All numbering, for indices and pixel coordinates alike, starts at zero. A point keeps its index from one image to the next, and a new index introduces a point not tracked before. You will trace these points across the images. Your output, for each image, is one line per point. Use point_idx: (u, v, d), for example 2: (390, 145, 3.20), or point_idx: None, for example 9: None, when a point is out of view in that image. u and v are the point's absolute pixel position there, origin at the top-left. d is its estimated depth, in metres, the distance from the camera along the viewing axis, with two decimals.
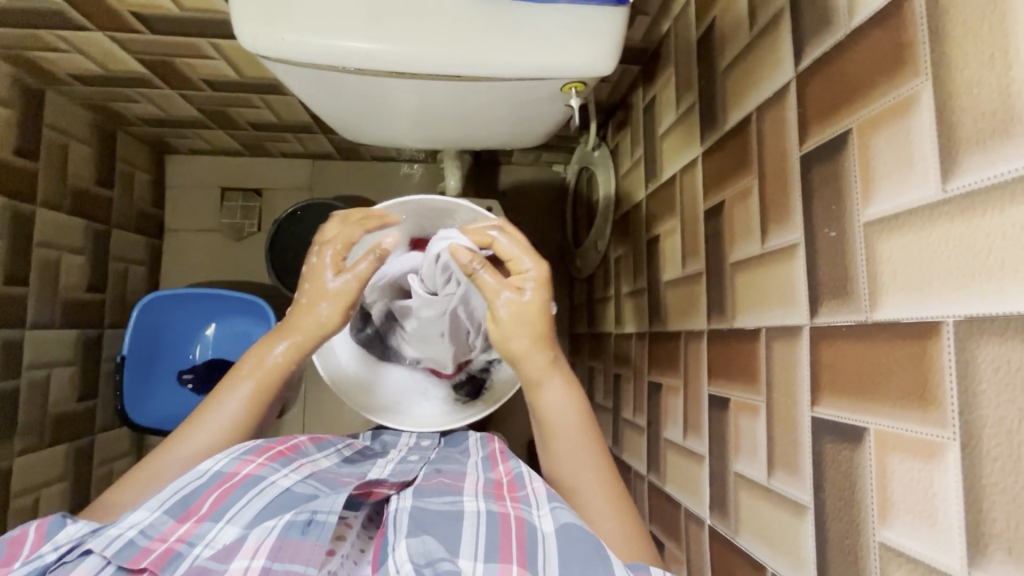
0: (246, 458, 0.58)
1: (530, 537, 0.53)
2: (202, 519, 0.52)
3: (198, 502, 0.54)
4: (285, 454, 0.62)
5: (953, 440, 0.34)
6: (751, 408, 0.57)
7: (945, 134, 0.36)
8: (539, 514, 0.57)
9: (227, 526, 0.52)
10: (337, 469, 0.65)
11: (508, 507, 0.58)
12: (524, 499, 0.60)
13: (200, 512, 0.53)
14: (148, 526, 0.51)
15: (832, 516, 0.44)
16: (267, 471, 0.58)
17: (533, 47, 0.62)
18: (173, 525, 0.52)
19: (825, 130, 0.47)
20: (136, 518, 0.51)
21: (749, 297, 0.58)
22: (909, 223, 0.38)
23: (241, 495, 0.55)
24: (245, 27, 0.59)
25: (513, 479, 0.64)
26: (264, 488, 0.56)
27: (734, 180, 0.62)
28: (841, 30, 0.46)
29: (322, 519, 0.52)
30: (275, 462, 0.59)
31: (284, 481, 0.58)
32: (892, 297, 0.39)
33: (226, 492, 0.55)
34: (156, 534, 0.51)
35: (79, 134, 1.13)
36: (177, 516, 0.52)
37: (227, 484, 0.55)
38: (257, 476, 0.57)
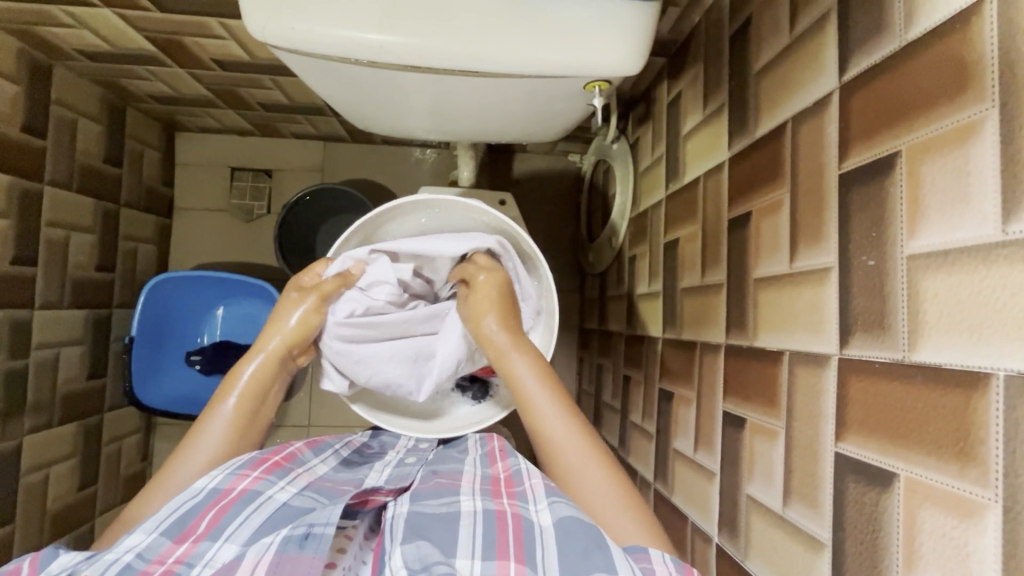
0: (241, 473, 0.59)
1: (528, 532, 0.52)
2: (199, 539, 0.52)
3: (195, 521, 0.54)
4: (280, 465, 0.63)
5: (996, 503, 0.32)
6: (768, 432, 0.55)
7: (1010, 170, 0.32)
8: (536, 510, 0.56)
9: (225, 544, 0.51)
10: (334, 475, 0.67)
11: (505, 504, 0.57)
12: (520, 495, 0.59)
13: (198, 532, 0.53)
14: (145, 549, 0.50)
15: (852, 557, 0.43)
16: (263, 485, 0.59)
17: (556, 44, 0.58)
18: (171, 547, 0.51)
19: (870, 150, 0.43)
20: (132, 542, 0.50)
21: (773, 317, 0.55)
22: (960, 262, 0.35)
23: (238, 511, 0.55)
24: (253, 15, 0.56)
25: (510, 475, 0.64)
26: (261, 503, 0.57)
27: (763, 191, 0.59)
28: (895, 41, 0.42)
29: (319, 532, 0.51)
30: (271, 475, 0.61)
31: (280, 495, 0.59)
32: (934, 341, 0.37)
33: (223, 509, 0.55)
34: (154, 556, 0.50)
35: (87, 111, 1.11)
36: (175, 537, 0.52)
37: (224, 501, 0.56)
38: (253, 491, 0.58)
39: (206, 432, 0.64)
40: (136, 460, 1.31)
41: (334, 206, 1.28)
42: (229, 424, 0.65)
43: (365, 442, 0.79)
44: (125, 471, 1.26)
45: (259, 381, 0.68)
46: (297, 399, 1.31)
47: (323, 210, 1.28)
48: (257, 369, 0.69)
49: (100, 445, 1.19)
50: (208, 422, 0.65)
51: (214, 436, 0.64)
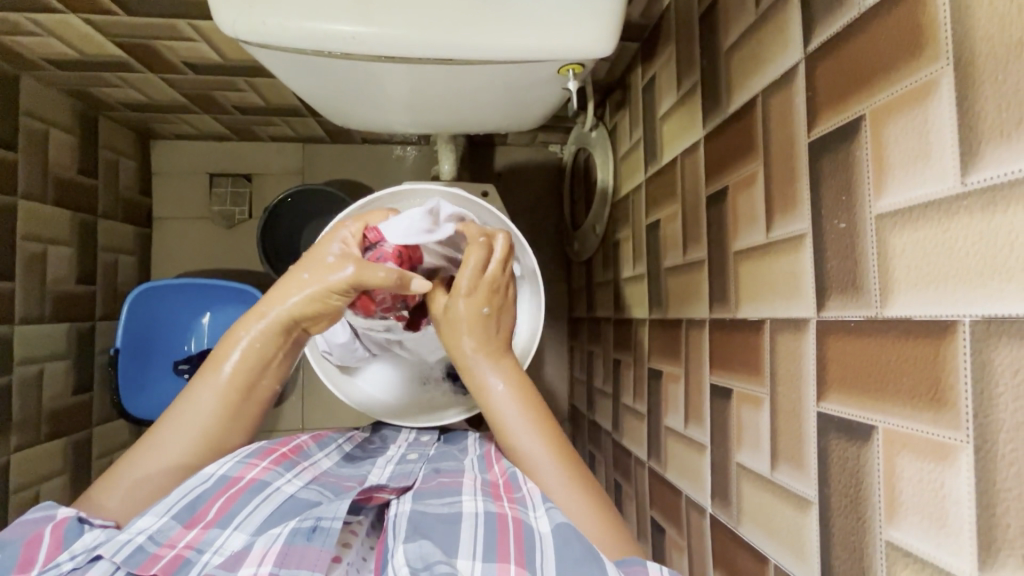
0: (251, 463, 0.60)
1: (527, 535, 0.53)
2: (209, 525, 0.53)
3: (204, 508, 0.54)
4: (288, 457, 0.64)
5: (967, 443, 0.33)
6: (755, 400, 0.56)
7: (967, 124, 0.34)
8: (535, 515, 0.56)
9: (235, 533, 0.52)
10: (338, 470, 0.67)
11: (506, 507, 0.58)
12: (520, 500, 0.59)
13: (207, 519, 0.53)
14: (156, 532, 0.51)
15: (837, 512, 0.44)
16: (271, 476, 0.60)
17: (528, 29, 0.59)
18: (181, 531, 0.52)
19: (836, 116, 0.45)
20: (143, 524, 0.51)
21: (754, 287, 0.57)
22: (923, 217, 0.37)
23: (246, 502, 0.55)
24: (222, 10, 0.56)
25: (508, 479, 0.63)
26: (269, 495, 0.57)
27: (738, 166, 0.60)
28: (855, 9, 0.43)
29: (326, 526, 0.52)
30: (279, 467, 0.61)
31: (287, 487, 0.59)
32: (903, 295, 0.38)
33: (232, 498, 0.55)
34: (165, 539, 0.51)
35: (59, 121, 1.09)
36: (185, 521, 0.53)
37: (233, 489, 0.56)
38: (262, 481, 0.58)
39: (196, 396, 0.61)
40: None
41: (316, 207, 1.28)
42: (221, 395, 0.61)
43: (366, 438, 0.79)
44: None
45: (252, 351, 0.62)
46: (289, 403, 1.31)
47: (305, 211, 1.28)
48: (251, 342, 0.62)
49: (90, 460, 1.17)
50: (198, 387, 0.61)
51: (202, 401, 0.61)
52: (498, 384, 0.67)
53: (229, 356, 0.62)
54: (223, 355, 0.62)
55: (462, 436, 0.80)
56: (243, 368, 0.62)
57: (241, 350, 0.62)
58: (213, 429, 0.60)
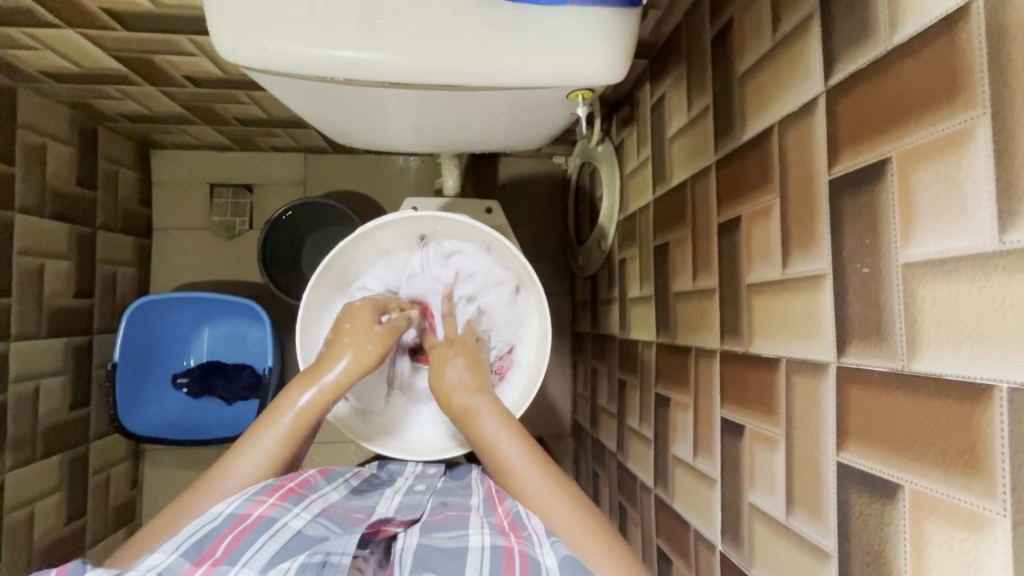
0: (258, 499, 0.59)
1: (532, 573, 0.50)
2: (218, 562, 0.51)
3: (214, 544, 0.53)
4: (295, 492, 0.62)
5: (1004, 516, 0.31)
6: (768, 440, 0.54)
7: (1005, 178, 0.32)
8: (541, 551, 0.53)
9: (244, 570, 0.50)
10: (346, 502, 0.67)
11: (513, 541, 0.55)
12: (527, 538, 0.56)
13: (216, 556, 0.52)
14: (166, 568, 0.50)
15: (859, 568, 0.42)
16: (279, 511, 0.58)
17: (537, 55, 0.57)
18: (189, 568, 0.50)
19: (860, 156, 0.43)
20: (154, 561, 0.50)
21: (768, 323, 0.55)
22: (956, 271, 0.35)
23: (255, 538, 0.54)
24: (222, 35, 0.54)
25: (512, 521, 0.60)
26: (278, 530, 0.56)
27: (753, 196, 0.58)
28: (882, 44, 0.41)
29: (336, 561, 0.52)
30: (286, 502, 0.60)
31: (295, 522, 0.58)
32: (933, 350, 0.36)
33: (240, 535, 0.54)
34: None
35: (58, 134, 1.08)
36: (193, 559, 0.51)
37: (241, 526, 0.55)
38: (269, 517, 0.57)
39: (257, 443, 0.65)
40: (126, 487, 1.27)
41: (317, 219, 1.26)
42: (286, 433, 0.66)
43: (371, 473, 0.79)
44: (114, 501, 1.23)
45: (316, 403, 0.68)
46: None
47: (305, 223, 1.26)
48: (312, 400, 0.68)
49: (86, 475, 1.15)
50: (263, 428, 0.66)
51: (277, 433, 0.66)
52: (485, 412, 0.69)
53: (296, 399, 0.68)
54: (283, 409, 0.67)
55: (468, 471, 0.79)
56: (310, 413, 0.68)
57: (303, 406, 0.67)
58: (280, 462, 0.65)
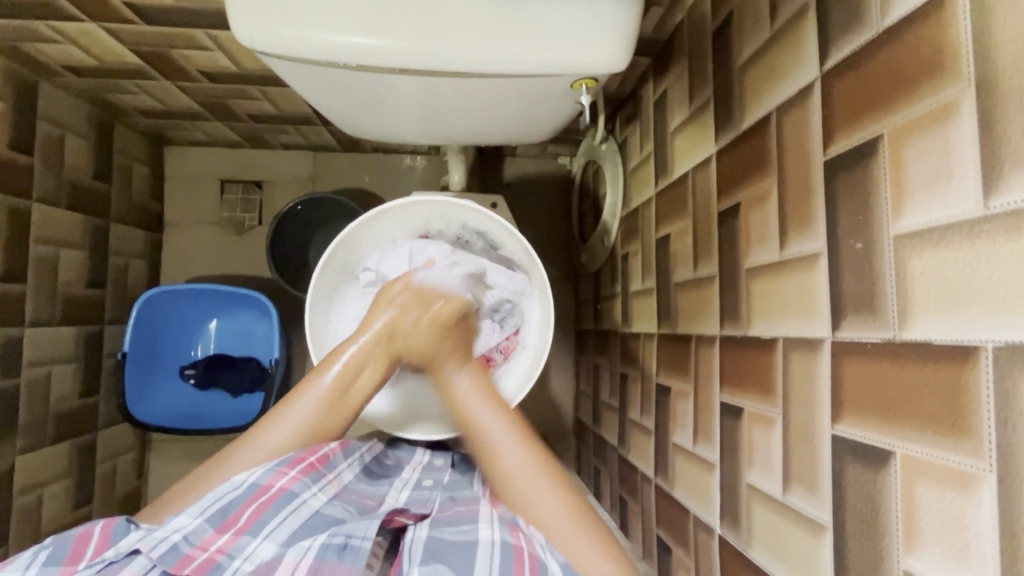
0: (280, 471, 0.60)
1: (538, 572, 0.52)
2: (240, 531, 0.54)
3: (236, 513, 0.56)
4: (315, 467, 0.63)
5: (990, 472, 0.32)
6: (766, 419, 0.55)
7: (989, 147, 0.33)
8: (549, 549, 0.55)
9: (265, 542, 0.53)
10: (357, 486, 0.69)
11: (522, 538, 0.57)
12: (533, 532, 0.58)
13: (238, 525, 0.55)
14: (190, 532, 0.53)
15: (853, 537, 0.43)
16: (299, 486, 0.60)
17: (543, 44, 0.59)
18: (213, 535, 0.54)
19: (854, 135, 0.44)
20: (179, 524, 0.54)
21: (766, 304, 0.56)
22: (943, 239, 0.36)
23: (276, 512, 0.56)
24: (240, 21, 0.56)
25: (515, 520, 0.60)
26: (296, 507, 0.58)
27: (751, 182, 0.60)
28: (873, 28, 0.43)
29: (356, 544, 0.53)
30: (306, 477, 0.61)
31: (313, 500, 0.59)
32: (923, 317, 0.37)
33: (262, 506, 0.57)
34: (197, 541, 0.53)
35: (76, 127, 1.11)
36: (217, 526, 0.55)
37: (263, 497, 0.57)
38: (289, 491, 0.59)
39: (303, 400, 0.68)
40: (132, 477, 1.29)
41: (325, 215, 1.28)
42: (324, 395, 0.69)
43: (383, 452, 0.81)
44: (120, 490, 1.24)
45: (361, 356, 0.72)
46: None
47: (313, 218, 1.28)
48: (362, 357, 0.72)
49: (94, 463, 1.17)
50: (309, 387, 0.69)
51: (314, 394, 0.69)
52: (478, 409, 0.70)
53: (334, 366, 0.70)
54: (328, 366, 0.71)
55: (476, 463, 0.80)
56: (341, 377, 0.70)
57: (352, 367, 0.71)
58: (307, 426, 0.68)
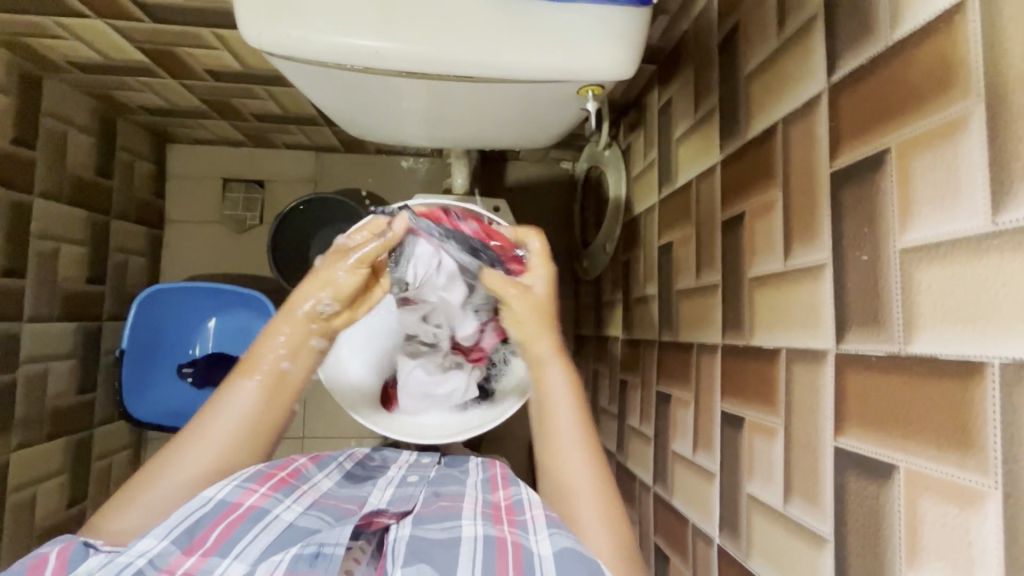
0: (249, 488, 0.59)
1: (527, 559, 0.53)
2: (208, 553, 0.53)
3: (203, 533, 0.54)
4: (287, 482, 0.63)
5: (995, 489, 0.32)
6: (768, 430, 0.55)
7: (998, 163, 0.33)
8: (535, 540, 0.55)
9: (235, 562, 0.52)
10: (337, 492, 0.68)
11: (506, 531, 0.57)
12: (521, 524, 0.58)
13: (206, 545, 0.53)
14: (156, 555, 0.51)
15: (854, 551, 0.43)
16: (270, 502, 0.59)
17: (549, 51, 0.59)
18: (179, 557, 0.52)
19: (861, 147, 0.44)
20: (144, 547, 0.51)
21: (769, 315, 0.56)
22: (950, 254, 0.36)
23: (246, 530, 0.56)
24: (248, 22, 0.56)
25: (512, 504, 0.62)
26: (268, 523, 0.57)
27: (756, 192, 0.60)
28: (883, 41, 0.43)
29: (329, 552, 0.53)
30: (277, 493, 0.61)
31: (286, 514, 0.59)
32: (929, 331, 0.37)
33: (232, 525, 0.55)
34: (164, 564, 0.51)
35: (79, 123, 1.10)
36: (184, 547, 0.53)
37: (233, 515, 0.56)
38: (261, 509, 0.58)
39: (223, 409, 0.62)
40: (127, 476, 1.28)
41: (326, 215, 1.28)
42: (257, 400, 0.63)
43: (367, 455, 0.79)
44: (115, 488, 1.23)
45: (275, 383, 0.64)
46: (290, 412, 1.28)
47: (315, 220, 1.28)
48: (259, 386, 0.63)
49: (89, 461, 1.16)
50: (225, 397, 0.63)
51: (244, 395, 0.63)
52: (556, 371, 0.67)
53: (280, 355, 0.64)
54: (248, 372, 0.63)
55: (465, 459, 0.77)
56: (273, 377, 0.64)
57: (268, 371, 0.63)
58: (237, 438, 0.62)
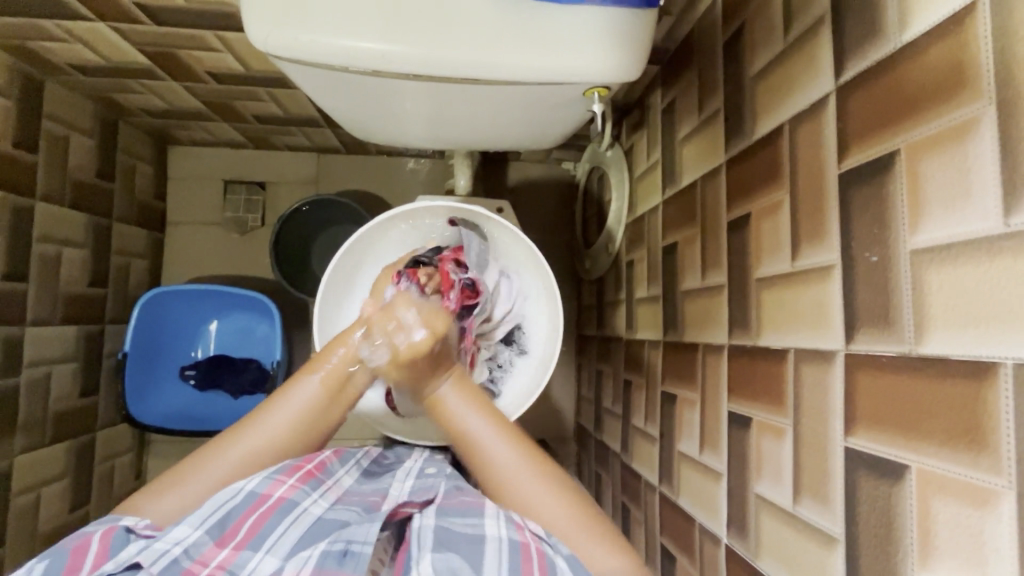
0: (278, 479, 0.60)
1: (550, 571, 0.51)
2: (240, 547, 0.54)
3: (236, 524, 0.55)
4: (313, 475, 0.63)
5: (1009, 489, 0.33)
6: (776, 430, 0.55)
7: (1010, 165, 0.33)
8: (556, 552, 0.54)
9: (266, 557, 0.53)
10: (359, 488, 0.68)
11: (529, 536, 0.55)
12: (544, 531, 0.57)
13: (238, 539, 0.54)
14: (191, 545, 0.52)
15: (866, 550, 0.43)
16: (298, 495, 0.60)
17: (555, 53, 0.59)
18: (213, 549, 0.53)
19: (869, 149, 0.44)
20: (179, 535, 0.52)
21: (776, 315, 0.56)
22: (962, 255, 0.36)
23: (276, 523, 0.56)
24: (255, 25, 0.56)
25: None
26: (298, 517, 0.58)
27: (762, 192, 0.60)
28: (892, 43, 0.43)
29: (357, 550, 0.53)
30: (305, 485, 0.61)
31: (314, 508, 0.60)
32: (941, 332, 0.38)
33: (263, 517, 0.56)
34: (198, 555, 0.52)
35: (80, 126, 1.10)
36: (217, 538, 0.54)
37: (263, 507, 0.57)
38: (290, 501, 0.59)
39: (286, 399, 0.64)
40: (129, 479, 1.27)
41: (328, 217, 1.28)
42: (320, 393, 0.66)
43: (382, 453, 0.81)
44: (118, 491, 1.23)
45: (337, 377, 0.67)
46: None
47: (317, 221, 1.28)
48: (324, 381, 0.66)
49: (92, 465, 1.16)
50: (289, 387, 0.65)
51: (311, 388, 0.65)
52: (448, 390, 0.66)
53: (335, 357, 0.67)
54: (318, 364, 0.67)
55: None
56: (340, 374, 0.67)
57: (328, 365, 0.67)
58: (296, 430, 0.64)
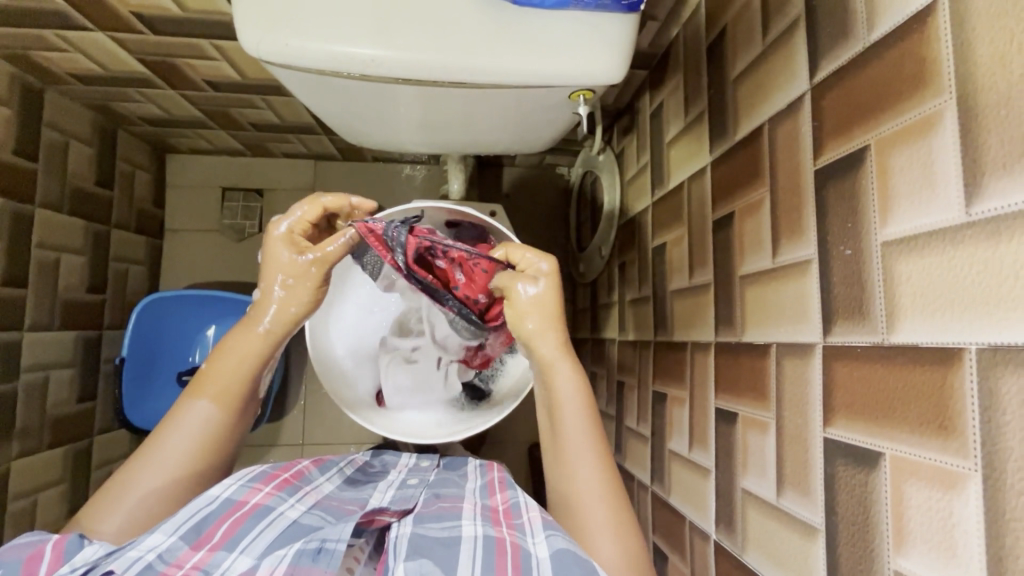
0: (254, 487, 0.61)
1: (524, 560, 0.52)
2: (215, 548, 0.53)
3: (211, 529, 0.55)
4: (290, 482, 0.64)
5: (975, 472, 0.33)
6: (760, 424, 0.56)
7: (970, 156, 0.35)
8: (533, 542, 0.54)
9: (241, 556, 0.52)
10: (340, 494, 0.68)
11: (505, 532, 0.56)
12: (520, 526, 0.58)
13: (213, 541, 0.54)
14: (165, 550, 0.51)
15: (845, 540, 0.44)
16: (275, 501, 0.60)
17: (540, 57, 0.61)
18: (188, 552, 0.52)
19: (842, 146, 0.46)
20: (153, 542, 0.51)
21: (759, 311, 0.57)
22: (928, 245, 0.37)
23: (251, 526, 0.56)
24: (247, 31, 0.58)
25: (509, 508, 0.62)
26: (273, 520, 0.57)
27: (745, 191, 0.61)
28: (861, 42, 0.44)
29: (332, 547, 0.53)
30: (282, 492, 0.62)
31: (290, 512, 0.60)
32: (910, 321, 0.38)
33: (238, 522, 0.56)
34: (173, 559, 0.51)
35: (79, 134, 1.12)
36: (192, 543, 0.53)
37: (238, 513, 0.57)
38: (265, 506, 0.59)
39: (170, 432, 0.63)
40: None
41: None
42: (215, 408, 0.64)
43: (367, 462, 0.80)
44: None
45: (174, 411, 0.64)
46: (290, 418, 1.28)
47: None
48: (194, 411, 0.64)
49: (89, 470, 1.16)
50: (180, 416, 0.63)
51: (194, 416, 0.63)
52: (566, 379, 0.66)
53: (234, 368, 0.66)
54: (199, 389, 0.65)
55: (463, 461, 0.78)
56: (239, 378, 0.66)
57: (224, 376, 0.65)
58: (196, 451, 0.63)
